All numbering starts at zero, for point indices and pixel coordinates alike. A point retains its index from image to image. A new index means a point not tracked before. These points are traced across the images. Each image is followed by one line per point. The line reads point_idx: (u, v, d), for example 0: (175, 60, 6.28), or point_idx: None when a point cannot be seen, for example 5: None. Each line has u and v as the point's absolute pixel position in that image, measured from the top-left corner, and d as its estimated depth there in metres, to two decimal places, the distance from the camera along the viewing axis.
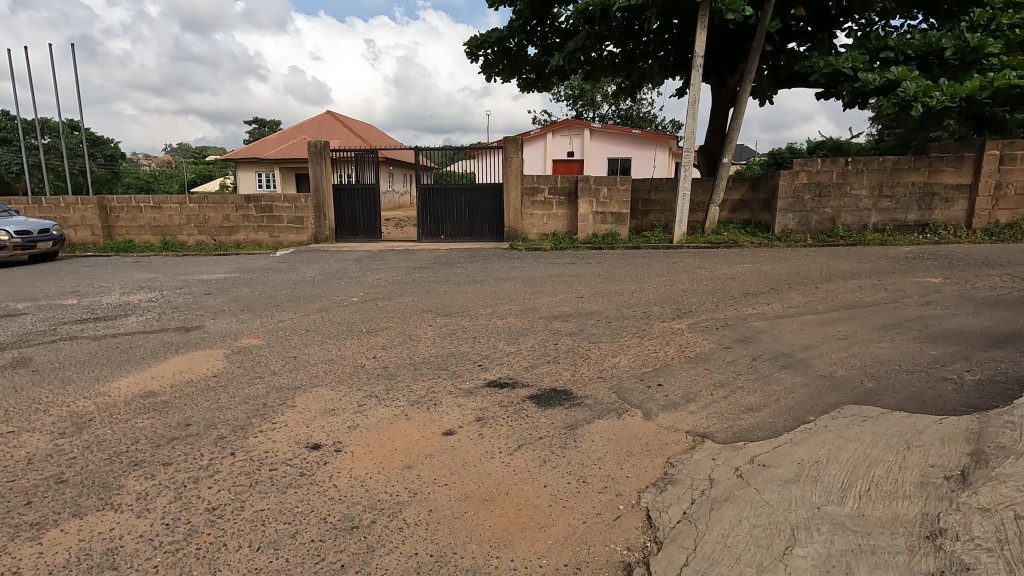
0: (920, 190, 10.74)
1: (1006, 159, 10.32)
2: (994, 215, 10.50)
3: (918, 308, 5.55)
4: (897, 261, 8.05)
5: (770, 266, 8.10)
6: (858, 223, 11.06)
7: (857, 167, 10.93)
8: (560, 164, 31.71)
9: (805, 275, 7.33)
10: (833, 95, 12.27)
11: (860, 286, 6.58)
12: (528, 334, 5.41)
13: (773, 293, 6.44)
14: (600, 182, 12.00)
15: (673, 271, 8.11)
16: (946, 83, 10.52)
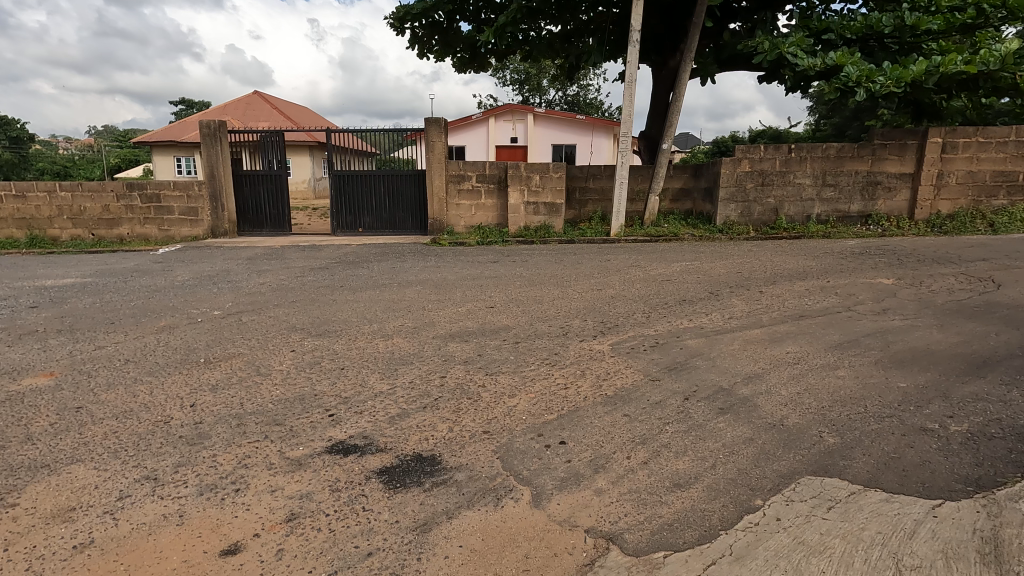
0: (863, 179, 10.22)
1: (948, 147, 9.91)
2: (936, 206, 10.11)
3: (874, 319, 4.77)
4: (844, 257, 7.38)
5: (711, 264, 7.26)
6: (801, 214, 10.46)
7: (800, 155, 10.30)
8: (504, 150, 30.51)
9: (748, 275, 6.52)
10: (775, 78, 11.59)
11: (806, 289, 5.80)
12: (412, 362, 4.28)
13: (712, 300, 5.55)
14: (532, 170, 10.94)
15: (605, 271, 7.17)
16: (889, 67, 9.93)
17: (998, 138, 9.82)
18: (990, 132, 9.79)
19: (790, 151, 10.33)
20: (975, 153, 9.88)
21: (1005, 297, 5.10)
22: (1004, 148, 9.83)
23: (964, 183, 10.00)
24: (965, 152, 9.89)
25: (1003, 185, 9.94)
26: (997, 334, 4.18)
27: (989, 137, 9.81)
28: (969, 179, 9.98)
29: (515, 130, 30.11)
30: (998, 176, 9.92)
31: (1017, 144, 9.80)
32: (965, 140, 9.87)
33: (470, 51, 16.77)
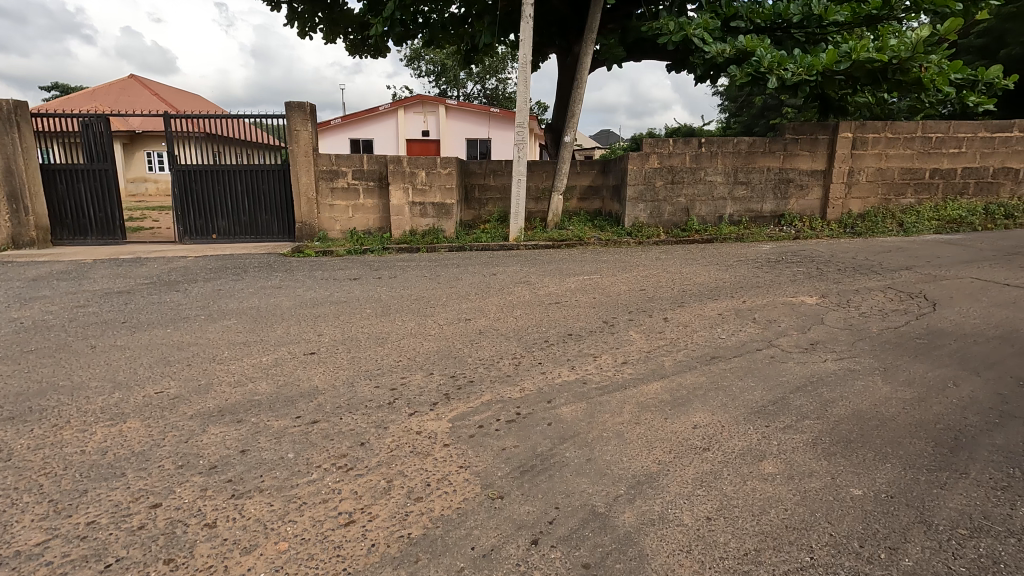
0: (775, 176, 9.50)
1: (858, 143, 9.38)
2: (847, 205, 9.59)
3: (801, 360, 3.68)
4: (760, 267, 6.45)
5: (612, 279, 6.07)
6: (713, 215, 9.62)
7: (710, 150, 9.42)
8: (415, 144, 28.65)
9: (652, 295, 5.36)
10: (684, 66, 10.70)
11: (719, 314, 4.69)
12: (122, 473, 2.66)
13: (604, 335, 4.30)
14: (417, 165, 9.41)
15: (487, 291, 5.83)
16: (799, 54, 9.21)
17: (906, 134, 9.38)
18: (898, 127, 9.34)
19: (700, 145, 9.42)
20: (884, 149, 9.41)
21: (947, 321, 4.20)
22: (910, 144, 9.43)
23: (874, 181, 9.52)
24: (874, 148, 9.40)
25: (910, 182, 9.55)
26: (957, 384, 3.17)
27: (897, 132, 9.36)
28: (879, 177, 9.51)
29: (426, 123, 28.29)
30: (906, 174, 9.51)
31: (923, 140, 9.41)
32: (875, 135, 9.36)
33: (362, 32, 14.89)
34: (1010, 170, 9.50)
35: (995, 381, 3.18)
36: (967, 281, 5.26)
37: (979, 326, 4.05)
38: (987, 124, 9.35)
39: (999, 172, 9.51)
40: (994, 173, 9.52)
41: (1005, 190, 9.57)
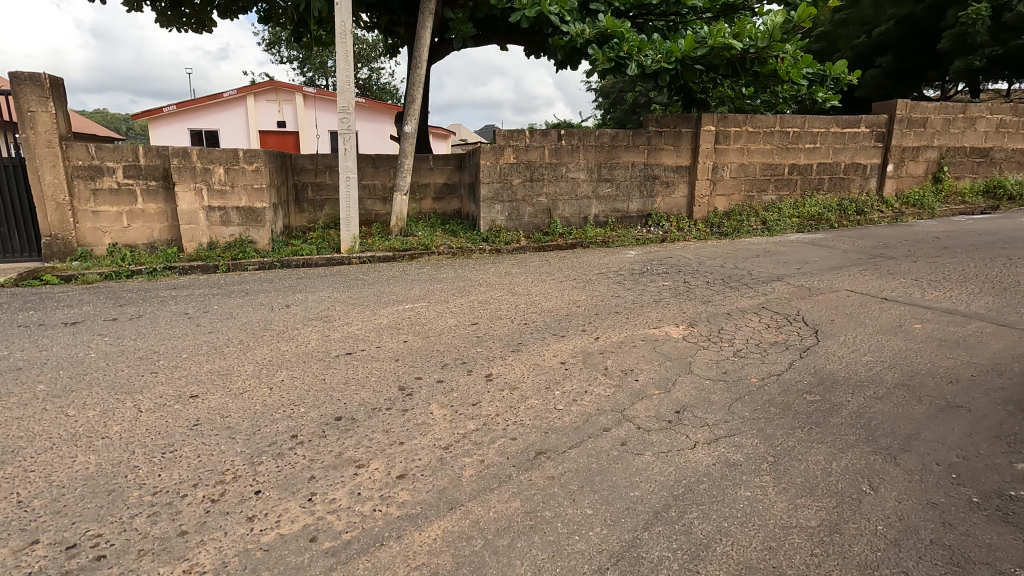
0: (640, 172, 8.70)
1: (720, 137, 8.84)
2: (713, 203, 9.06)
3: (665, 451, 2.48)
4: (622, 282, 5.44)
5: (440, 310, 4.66)
6: (577, 215, 8.61)
7: (571, 143, 8.38)
8: (270, 137, 25.38)
9: (482, 335, 4.01)
10: (542, 50, 9.60)
11: (562, 363, 3.43)
12: None
13: (388, 418, 2.84)
14: (211, 160, 7.35)
15: (264, 334, 4.18)
16: (660, 39, 8.42)
17: (765, 128, 9.00)
18: (758, 121, 8.92)
19: (560, 138, 8.33)
20: (746, 144, 8.98)
21: (837, 361, 3.27)
22: (770, 139, 9.07)
23: (737, 177, 9.06)
24: (736, 142, 8.92)
25: (771, 179, 9.22)
26: (873, 490, 2.13)
27: (757, 126, 8.94)
28: (742, 173, 9.07)
29: (281, 112, 25.10)
30: (767, 170, 9.16)
31: (782, 134, 9.09)
32: (737, 129, 8.87)
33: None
34: (858, 166, 9.53)
35: (920, 477, 2.18)
36: (842, 296, 4.53)
37: (872, 368, 3.15)
38: (838, 119, 9.24)
39: (849, 168, 9.50)
40: (845, 169, 9.49)
41: (855, 185, 9.59)
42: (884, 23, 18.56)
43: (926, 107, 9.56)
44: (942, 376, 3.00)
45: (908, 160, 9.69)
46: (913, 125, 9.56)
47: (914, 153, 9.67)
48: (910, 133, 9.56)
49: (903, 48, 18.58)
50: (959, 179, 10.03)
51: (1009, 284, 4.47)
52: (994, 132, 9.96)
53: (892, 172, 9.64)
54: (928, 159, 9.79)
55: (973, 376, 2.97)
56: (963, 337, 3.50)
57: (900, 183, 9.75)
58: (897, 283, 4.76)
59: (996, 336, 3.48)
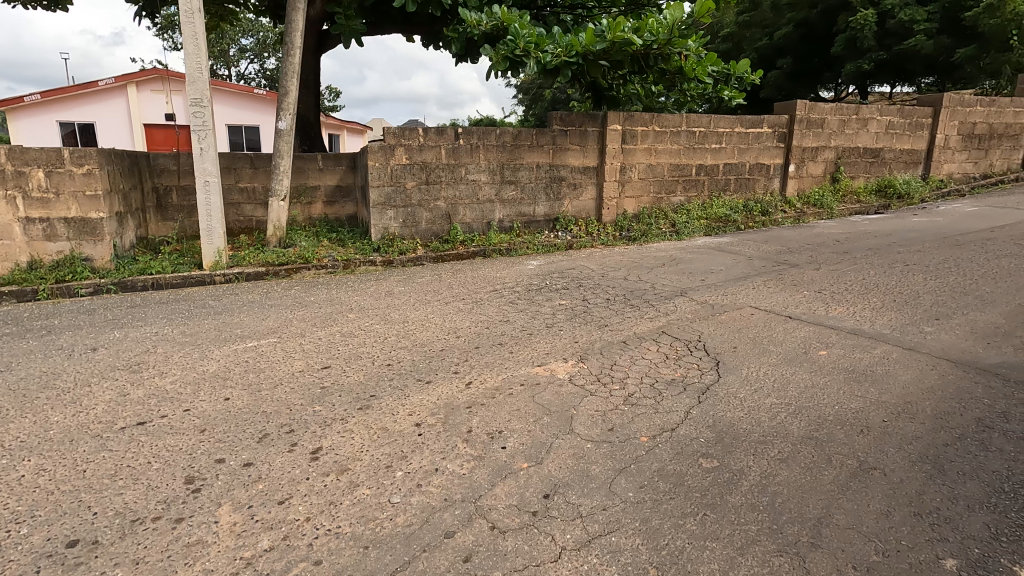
0: (545, 174, 8.18)
1: (627, 136, 8.48)
2: (622, 206, 8.71)
3: (520, 567, 1.86)
4: (515, 301, 4.85)
5: (289, 349, 3.83)
6: (480, 220, 7.97)
7: (469, 142, 7.70)
8: (156, 130, 22.55)
9: (328, 386, 3.24)
10: (440, 41, 8.80)
11: (416, 426, 2.74)
12: None
13: (151, 536, 2.03)
14: (27, 162, 6.03)
15: (42, 395, 3.21)
16: (559, 33, 7.79)
17: (672, 128, 8.74)
18: (664, 120, 8.64)
19: (457, 137, 7.63)
20: (652, 144, 8.68)
21: (736, 408, 2.80)
22: (677, 139, 8.83)
23: (645, 178, 8.77)
24: (643, 142, 8.61)
25: (679, 180, 9.00)
26: None
27: (663, 125, 8.66)
28: (650, 174, 8.78)
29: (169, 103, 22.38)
30: (675, 170, 8.93)
31: (688, 134, 8.87)
32: (643, 128, 8.55)
33: None
34: (762, 167, 9.51)
35: None
36: (745, 314, 4.16)
37: (776, 416, 2.69)
38: (741, 119, 9.16)
39: (754, 168, 9.46)
40: (749, 169, 9.44)
41: (759, 186, 9.58)
42: (783, 26, 19.29)
43: (823, 108, 9.69)
44: (851, 425, 2.58)
45: (808, 160, 9.80)
46: (811, 126, 9.67)
47: (813, 153, 9.80)
48: (809, 133, 9.66)
49: (800, 50, 19.41)
50: (854, 179, 10.29)
51: (908, 296, 4.26)
52: (884, 133, 10.29)
53: (794, 172, 9.71)
54: (826, 159, 9.96)
55: (884, 422, 2.58)
56: (870, 367, 3.15)
57: (801, 183, 9.85)
58: (800, 297, 4.46)
59: (901, 364, 3.16)
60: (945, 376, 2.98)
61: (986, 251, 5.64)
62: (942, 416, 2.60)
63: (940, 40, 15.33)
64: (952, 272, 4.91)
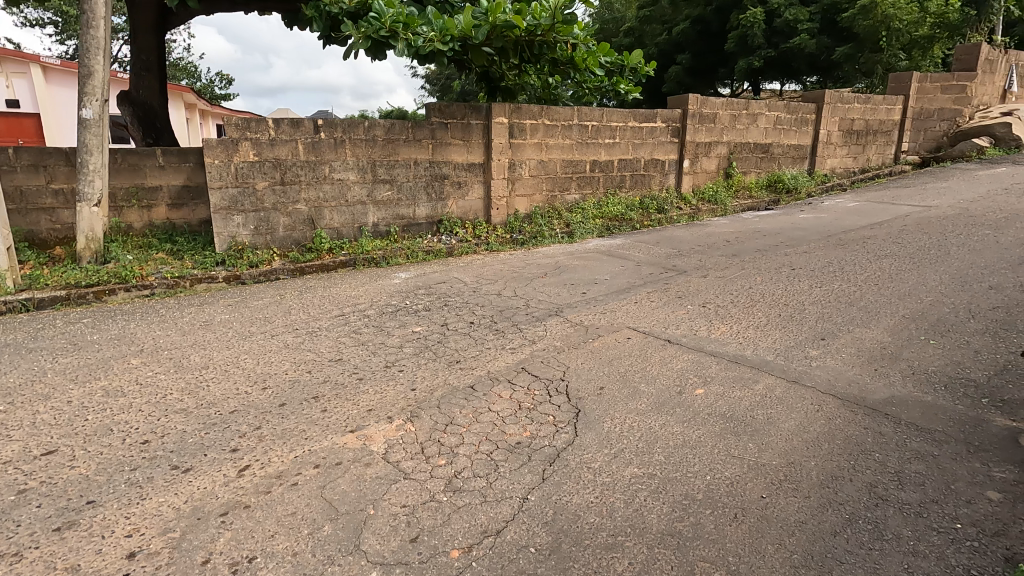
0: (425, 172, 7.36)
1: (515, 130, 7.85)
2: (513, 206, 8.07)
3: None
4: (362, 330, 4.01)
5: (12, 423, 2.77)
6: (350, 225, 7.01)
7: (332, 136, 6.71)
8: None
9: (30, 489, 2.25)
10: (300, 20, 7.68)
11: (126, 562, 1.85)
12: None
13: None
14: None
15: None
16: (433, 13, 6.93)
17: (563, 121, 8.20)
18: (555, 113, 8.07)
19: (318, 129, 6.61)
20: (543, 138, 8.11)
21: (588, 488, 2.15)
22: (569, 133, 8.31)
23: (537, 176, 8.18)
24: (532, 136, 8.00)
25: (573, 177, 8.50)
26: None
27: (554, 118, 8.10)
28: (541, 171, 8.20)
29: None
30: (568, 167, 8.41)
31: (580, 128, 8.38)
32: (532, 122, 7.95)
33: None
34: (657, 163, 9.23)
35: None
36: (621, 340, 3.58)
37: (633, 500, 2.07)
38: (634, 113, 8.80)
39: (649, 164, 9.15)
40: (645, 166, 9.13)
41: (655, 182, 9.30)
42: (680, 22, 19.59)
43: (715, 103, 9.56)
44: (723, 508, 2.00)
45: (702, 156, 9.65)
46: (704, 121, 9.50)
47: (706, 148, 9.66)
48: (702, 128, 9.50)
49: (697, 46, 19.78)
50: (746, 175, 10.30)
51: (794, 310, 3.88)
52: (773, 128, 10.37)
53: (688, 167, 9.51)
54: (719, 154, 9.87)
55: (763, 501, 2.02)
56: (750, 411, 2.63)
57: (695, 179, 9.68)
58: (684, 315, 3.96)
59: (784, 405, 2.67)
60: (830, 421, 2.51)
61: (868, 251, 5.49)
62: (829, 485, 2.09)
63: (821, 40, 16.04)
64: (836, 277, 4.65)
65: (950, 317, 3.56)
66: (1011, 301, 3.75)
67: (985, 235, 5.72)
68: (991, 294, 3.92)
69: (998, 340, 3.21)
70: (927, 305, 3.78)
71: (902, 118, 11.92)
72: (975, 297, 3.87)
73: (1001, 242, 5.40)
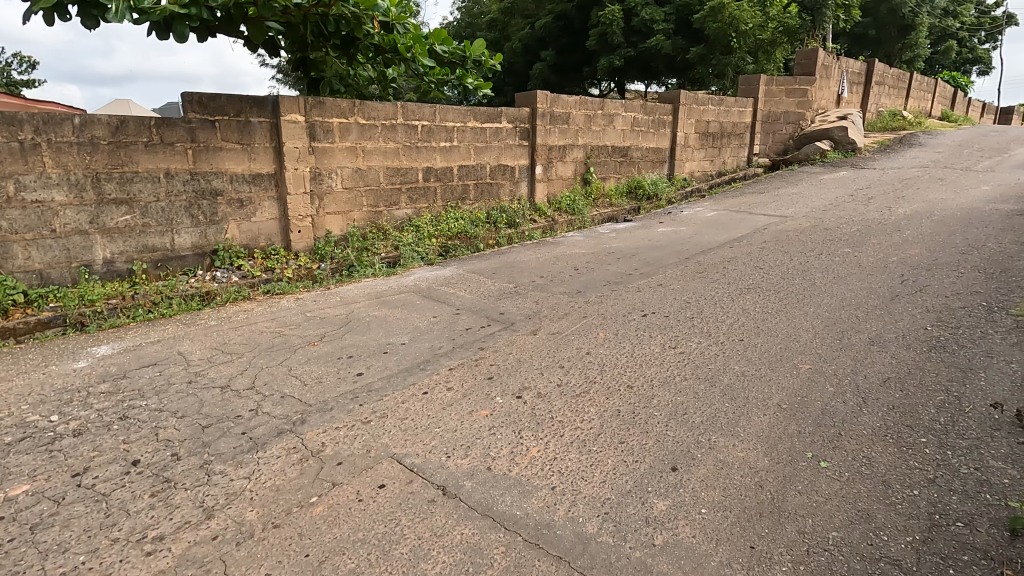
0: (184, 187, 5.42)
1: (317, 130, 6.16)
2: (321, 226, 6.36)
3: None
4: None
5: None
6: (65, 263, 4.90)
7: (17, 137, 4.56)
8: None
9: None
10: None
11: None
12: None
13: None
14: None
15: None
16: None
17: (383, 120, 6.64)
18: (370, 110, 6.49)
19: None
20: (357, 141, 6.50)
21: None
22: (393, 135, 6.78)
23: (353, 188, 6.55)
24: (342, 139, 6.36)
25: (401, 188, 6.98)
26: None
27: (370, 116, 6.51)
28: (358, 182, 6.58)
29: None
30: (395, 177, 6.88)
31: (406, 128, 6.87)
32: (341, 121, 6.31)
33: None
34: (505, 169, 8.00)
35: None
36: (368, 496, 2.12)
37: None
38: (474, 111, 7.48)
39: (495, 171, 7.89)
40: (491, 173, 7.86)
41: (504, 191, 8.07)
42: (543, 17, 18.80)
43: (567, 101, 8.53)
44: None
45: (556, 160, 8.60)
46: (556, 121, 8.45)
47: (560, 152, 8.62)
48: (554, 130, 8.44)
49: (560, 43, 19.16)
50: (605, 180, 9.45)
51: (639, 406, 2.66)
52: (630, 130, 9.61)
53: (541, 174, 8.41)
54: (575, 159, 8.88)
55: None
56: None
57: (550, 187, 8.62)
58: (484, 423, 2.60)
59: None
60: None
61: (727, 284, 4.58)
62: None
63: (676, 41, 15.98)
64: (693, 331, 3.59)
65: (836, 407, 2.55)
66: (901, 371, 2.85)
67: (844, 255, 5.10)
68: (873, 357, 3.02)
69: (905, 454, 2.20)
70: (804, 383, 2.77)
71: (753, 121, 11.85)
72: (859, 365, 2.95)
73: (864, 266, 4.74)
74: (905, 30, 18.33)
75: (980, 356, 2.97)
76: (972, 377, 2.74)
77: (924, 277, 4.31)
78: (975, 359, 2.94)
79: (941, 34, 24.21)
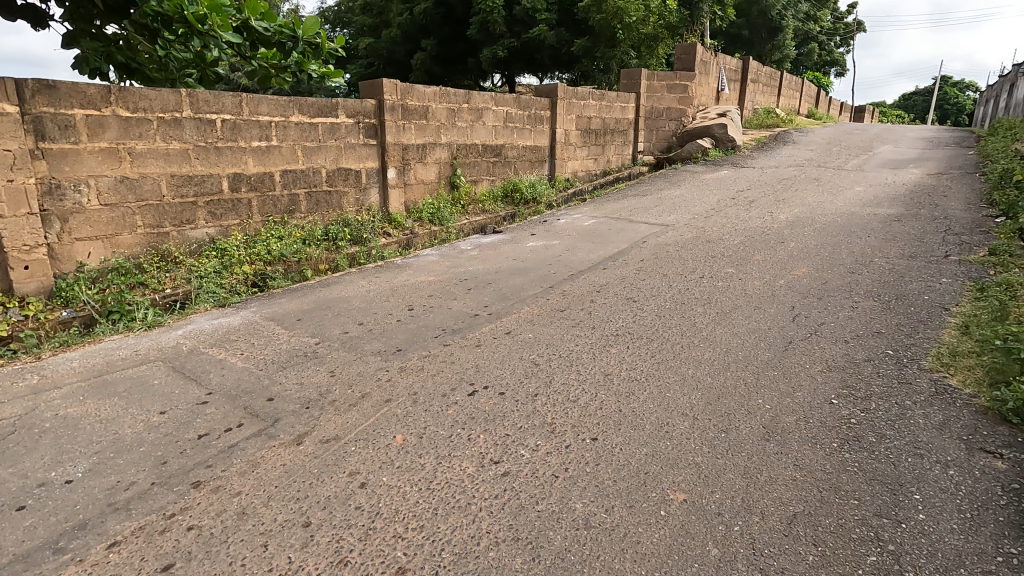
0: None
1: (46, 126, 4.41)
2: (67, 258, 4.62)
3: None
4: None
5: None
6: None
7: None
8: None
9: None
10: None
11: None
12: None
13: None
14: None
15: None
16: None
17: (158, 113, 4.99)
18: (135, 98, 4.83)
19: None
20: (119, 141, 4.80)
21: None
22: (176, 133, 5.14)
23: (116, 203, 4.85)
24: (92, 138, 4.64)
25: (196, 201, 5.36)
26: None
27: (136, 108, 4.85)
28: (126, 195, 4.90)
29: None
30: (184, 187, 5.25)
31: (196, 123, 5.25)
32: (88, 112, 4.60)
33: None
34: (347, 173, 6.59)
35: None
36: None
37: None
38: (298, 102, 5.99)
39: (333, 176, 6.46)
40: (328, 179, 6.41)
41: (348, 201, 6.66)
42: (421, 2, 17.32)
43: (424, 93, 7.24)
44: None
45: (413, 162, 7.31)
46: (410, 116, 7.15)
47: (418, 153, 7.35)
48: (409, 126, 7.14)
49: (440, 30, 17.79)
50: (475, 184, 8.32)
51: None
52: (503, 126, 8.53)
53: (395, 179, 7.08)
54: (438, 160, 7.64)
55: None
56: None
57: (408, 193, 7.33)
58: None
59: None
60: None
61: (592, 329, 3.56)
62: None
63: (560, 32, 15.21)
64: (534, 423, 2.49)
65: None
66: (811, 499, 1.91)
67: (729, 280, 4.30)
68: (772, 470, 2.07)
69: None
70: (674, 545, 1.74)
71: (636, 117, 11.27)
72: (754, 487, 1.98)
73: (751, 295, 3.94)
74: (774, 31, 18.98)
75: (907, 456, 2.11)
76: (906, 507, 1.85)
77: (818, 312, 3.56)
78: (902, 463, 2.08)
79: (805, 37, 25.58)
